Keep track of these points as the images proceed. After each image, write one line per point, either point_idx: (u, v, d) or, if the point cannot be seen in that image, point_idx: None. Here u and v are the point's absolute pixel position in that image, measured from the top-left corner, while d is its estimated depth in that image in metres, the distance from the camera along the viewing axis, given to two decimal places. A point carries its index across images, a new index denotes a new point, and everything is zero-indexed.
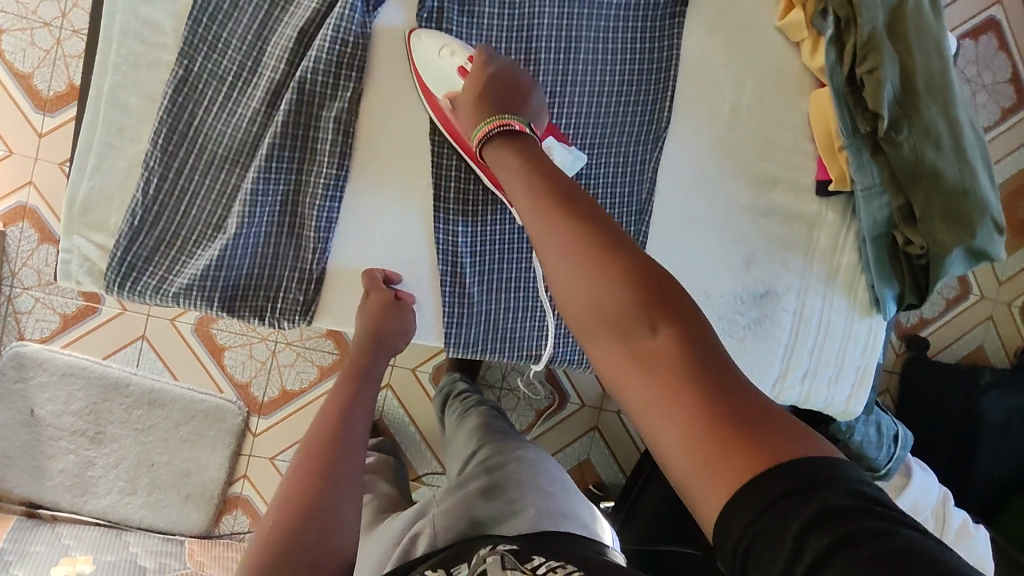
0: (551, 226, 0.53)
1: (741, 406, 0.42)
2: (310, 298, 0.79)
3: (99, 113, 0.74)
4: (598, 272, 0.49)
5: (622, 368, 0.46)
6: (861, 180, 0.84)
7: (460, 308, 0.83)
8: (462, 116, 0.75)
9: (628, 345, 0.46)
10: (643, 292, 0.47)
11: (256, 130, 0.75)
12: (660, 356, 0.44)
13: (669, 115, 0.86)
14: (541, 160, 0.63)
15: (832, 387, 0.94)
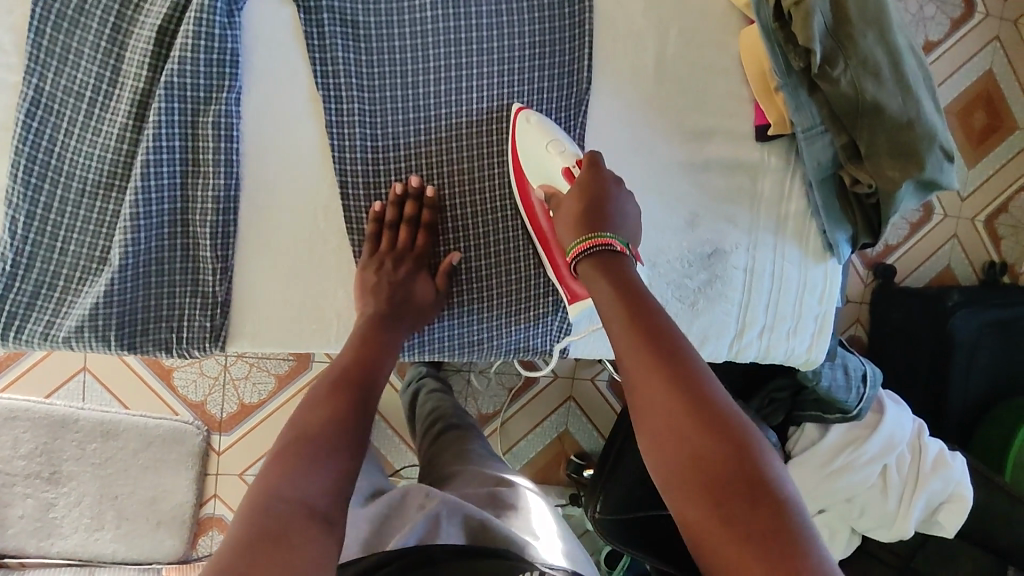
0: (662, 387, 0.58)
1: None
2: (218, 323, 0.72)
3: None
4: (696, 421, 0.55)
5: (701, 517, 0.52)
6: (799, 122, 0.78)
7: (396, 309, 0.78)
8: (559, 221, 0.74)
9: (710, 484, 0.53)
10: (753, 486, 0.52)
11: (127, 148, 0.67)
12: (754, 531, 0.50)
13: (589, 75, 0.79)
14: (645, 299, 0.65)
15: (791, 339, 0.91)
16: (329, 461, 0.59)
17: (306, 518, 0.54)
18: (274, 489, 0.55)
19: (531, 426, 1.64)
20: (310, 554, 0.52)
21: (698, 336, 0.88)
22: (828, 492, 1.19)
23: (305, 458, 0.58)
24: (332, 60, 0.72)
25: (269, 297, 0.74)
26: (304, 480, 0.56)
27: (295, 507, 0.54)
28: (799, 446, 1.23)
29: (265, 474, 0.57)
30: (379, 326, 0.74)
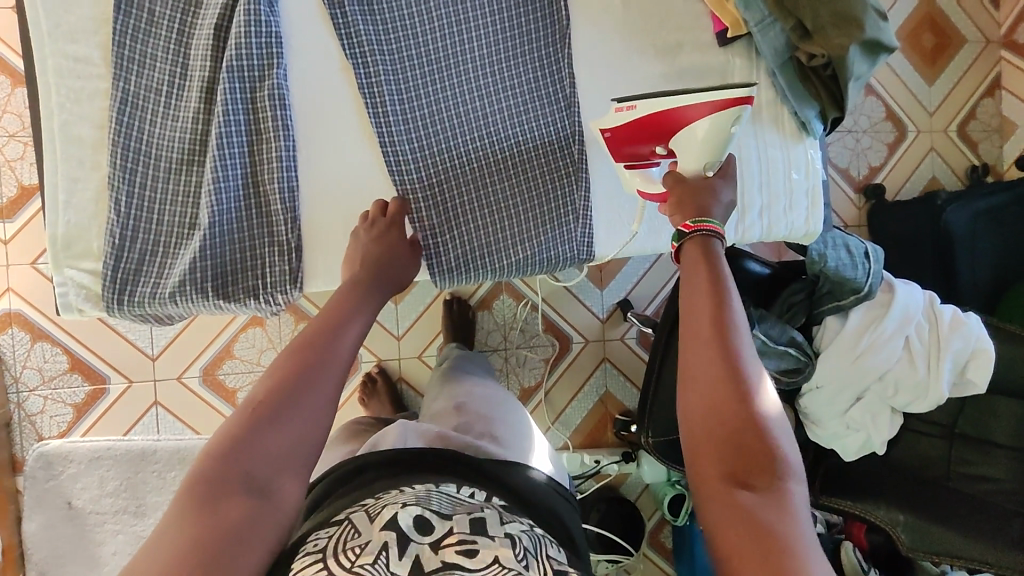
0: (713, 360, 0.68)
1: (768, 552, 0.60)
2: (296, 265, 0.84)
3: (57, 151, 0.78)
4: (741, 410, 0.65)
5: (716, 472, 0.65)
6: (751, 17, 0.93)
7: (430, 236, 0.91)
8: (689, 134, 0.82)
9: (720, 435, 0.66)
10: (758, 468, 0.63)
11: (201, 128, 0.81)
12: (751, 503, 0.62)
13: (566, 14, 0.93)
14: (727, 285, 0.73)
15: (789, 214, 1.01)
16: (292, 427, 0.67)
17: (253, 488, 0.64)
18: (238, 452, 0.65)
19: (572, 395, 1.72)
20: (241, 524, 0.62)
21: None
22: (860, 373, 1.27)
23: (267, 426, 0.66)
24: (357, 30, 0.86)
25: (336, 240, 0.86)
26: (264, 450, 0.65)
27: (245, 476, 0.64)
28: (825, 340, 1.31)
29: (232, 432, 0.66)
30: (363, 290, 0.79)
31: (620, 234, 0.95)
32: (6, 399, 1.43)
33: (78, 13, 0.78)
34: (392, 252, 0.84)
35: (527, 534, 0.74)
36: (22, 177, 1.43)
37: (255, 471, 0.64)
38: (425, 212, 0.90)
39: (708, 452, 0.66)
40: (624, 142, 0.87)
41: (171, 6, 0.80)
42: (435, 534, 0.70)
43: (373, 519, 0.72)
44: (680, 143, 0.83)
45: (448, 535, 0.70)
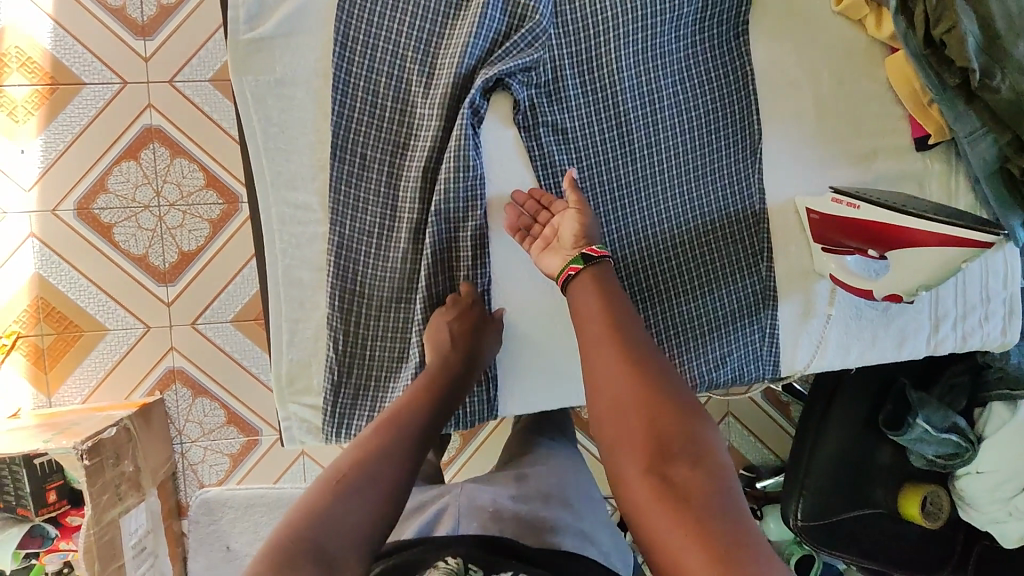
0: (615, 366, 0.67)
1: (722, 526, 0.54)
2: (493, 394, 0.88)
3: (280, 293, 0.83)
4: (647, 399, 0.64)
5: (638, 476, 0.60)
6: (961, 128, 0.86)
7: None
8: (919, 258, 0.78)
9: (661, 473, 0.59)
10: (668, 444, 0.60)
11: (411, 267, 0.84)
12: (690, 483, 0.58)
13: (759, 128, 0.90)
14: (618, 292, 0.75)
15: (984, 325, 0.96)
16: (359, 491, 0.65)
17: (325, 559, 0.59)
18: (315, 523, 0.61)
19: None
20: None
21: (897, 336, 0.95)
22: None
23: (343, 497, 0.64)
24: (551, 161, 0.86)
25: (532, 369, 0.89)
26: (339, 517, 0.63)
27: (314, 546, 0.60)
28: (990, 427, 1.27)
29: (307, 499, 0.64)
30: (444, 366, 0.80)
31: (806, 348, 0.93)
32: (172, 450, 1.54)
33: (297, 161, 0.82)
34: (480, 327, 0.83)
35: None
36: (181, 244, 1.51)
37: (330, 540, 0.61)
38: None
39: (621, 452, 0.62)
40: (843, 233, 0.83)
41: (381, 149, 0.83)
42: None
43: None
44: (893, 256, 0.80)
45: None
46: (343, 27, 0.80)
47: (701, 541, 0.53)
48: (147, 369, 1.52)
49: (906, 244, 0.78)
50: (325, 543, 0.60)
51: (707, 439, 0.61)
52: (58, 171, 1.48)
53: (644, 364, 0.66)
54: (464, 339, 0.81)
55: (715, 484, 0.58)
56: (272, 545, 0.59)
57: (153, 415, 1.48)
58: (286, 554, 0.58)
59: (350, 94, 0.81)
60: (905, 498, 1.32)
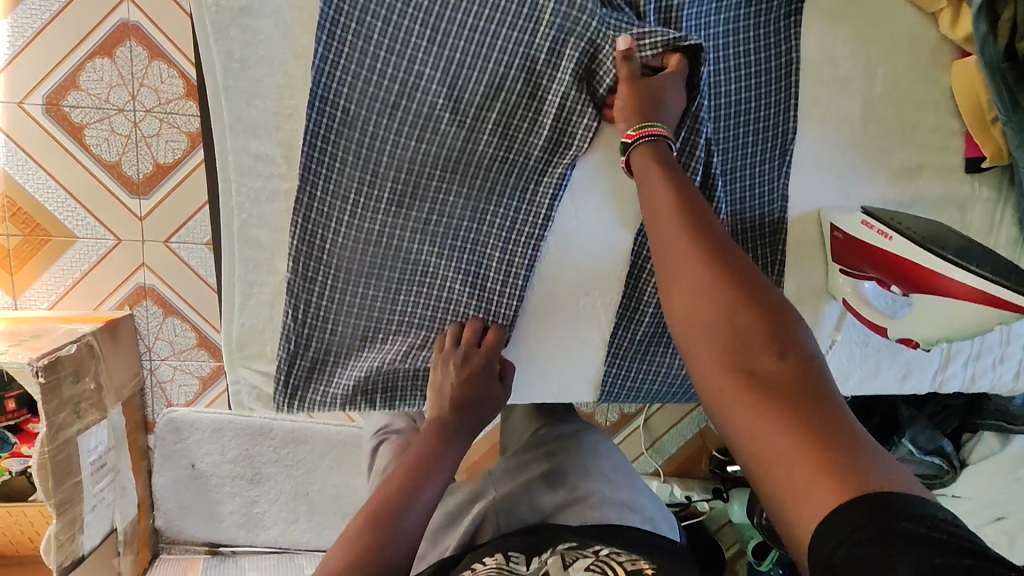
0: (687, 269, 0.58)
1: (828, 424, 0.46)
2: None
3: (235, 254, 0.75)
4: (725, 289, 0.55)
5: (722, 378, 0.52)
6: (1022, 156, 0.76)
7: (616, 366, 0.85)
8: (947, 310, 0.70)
9: (748, 369, 0.51)
10: (751, 333, 0.52)
11: (390, 239, 0.76)
12: (782, 377, 0.50)
13: (795, 127, 0.79)
14: (680, 176, 0.66)
15: (997, 368, 0.89)
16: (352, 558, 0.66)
17: None
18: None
19: (670, 425, 1.70)
20: None
21: (902, 367, 0.88)
22: (1011, 496, 1.20)
23: None
24: (661, 44, 0.73)
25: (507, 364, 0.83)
26: None
27: None
28: (975, 454, 1.23)
29: None
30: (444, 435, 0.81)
31: None
32: (140, 367, 1.50)
33: (262, 106, 0.72)
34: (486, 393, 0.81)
35: (596, 569, 0.64)
36: (156, 155, 1.42)
37: None
38: (623, 335, 0.83)
39: (701, 348, 0.54)
40: (868, 264, 0.74)
41: (370, 105, 0.73)
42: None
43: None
44: (915, 298, 0.72)
45: None
46: None
47: (811, 440, 0.46)
48: (116, 283, 1.47)
49: (936, 293, 0.70)
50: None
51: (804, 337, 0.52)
52: (24, 60, 1.35)
53: (722, 252, 0.57)
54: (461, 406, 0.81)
55: (815, 389, 0.49)
56: None
57: (121, 332, 1.43)
58: None
59: (338, 34, 0.70)
60: None
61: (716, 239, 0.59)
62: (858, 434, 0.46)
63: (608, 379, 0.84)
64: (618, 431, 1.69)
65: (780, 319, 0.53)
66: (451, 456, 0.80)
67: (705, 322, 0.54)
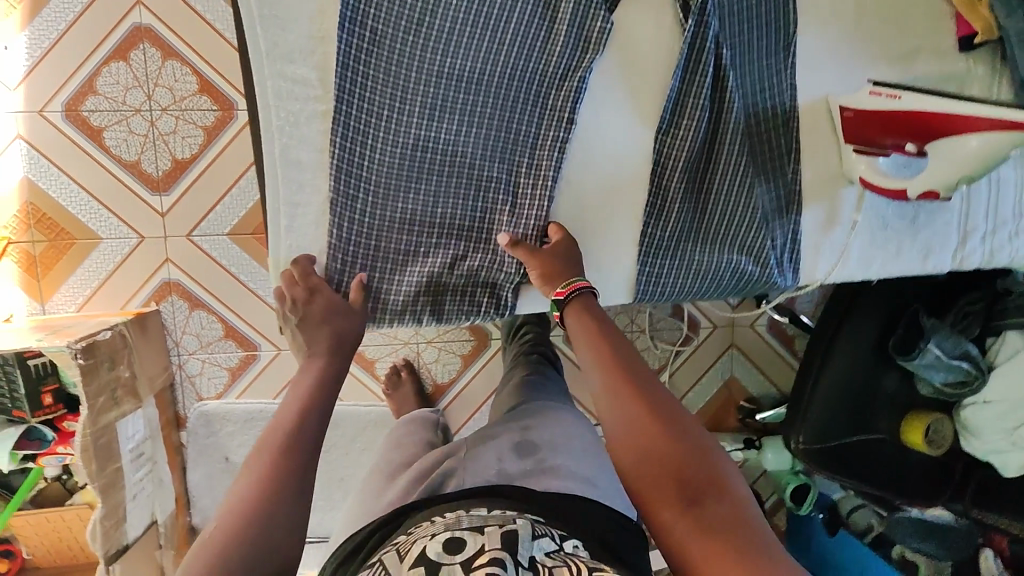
0: (632, 408, 0.68)
1: (756, 545, 0.58)
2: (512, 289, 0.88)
3: (279, 176, 0.79)
4: (664, 426, 0.66)
5: (672, 509, 0.62)
6: (1011, 24, 0.80)
7: (650, 265, 0.87)
8: (970, 145, 0.74)
9: (695, 509, 0.61)
10: (688, 471, 0.63)
11: (423, 155, 0.81)
12: (723, 516, 0.60)
13: (795, 19, 0.84)
14: (612, 326, 0.76)
15: (1014, 242, 0.92)
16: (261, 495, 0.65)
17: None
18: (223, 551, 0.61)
19: (696, 379, 1.70)
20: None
21: (923, 247, 0.91)
22: None
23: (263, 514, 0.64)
24: None
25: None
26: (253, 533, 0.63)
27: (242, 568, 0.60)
28: (1001, 357, 1.25)
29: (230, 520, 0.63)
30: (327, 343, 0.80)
31: (827, 257, 0.89)
32: (169, 361, 1.52)
33: (298, 33, 0.76)
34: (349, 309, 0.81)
35: (559, 557, 0.63)
36: (174, 151, 1.46)
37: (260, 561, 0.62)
38: (654, 233, 0.86)
39: (649, 481, 0.64)
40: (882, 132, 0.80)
41: (395, 25, 0.77)
42: (467, 550, 0.62)
43: (403, 557, 0.63)
44: (936, 146, 0.76)
45: (479, 544, 0.62)
46: None
47: (751, 567, 0.56)
48: (141, 280, 1.49)
49: (954, 131, 0.74)
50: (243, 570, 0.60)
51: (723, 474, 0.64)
52: (42, 69, 1.40)
53: (659, 395, 0.68)
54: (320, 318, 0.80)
55: (741, 516, 0.61)
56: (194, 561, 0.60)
57: (150, 326, 1.45)
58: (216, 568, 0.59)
59: None
60: (907, 425, 1.32)
61: (649, 382, 0.71)
62: (779, 550, 0.58)
63: (642, 280, 0.87)
64: None
65: (707, 460, 0.65)
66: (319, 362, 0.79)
67: (649, 458, 0.64)
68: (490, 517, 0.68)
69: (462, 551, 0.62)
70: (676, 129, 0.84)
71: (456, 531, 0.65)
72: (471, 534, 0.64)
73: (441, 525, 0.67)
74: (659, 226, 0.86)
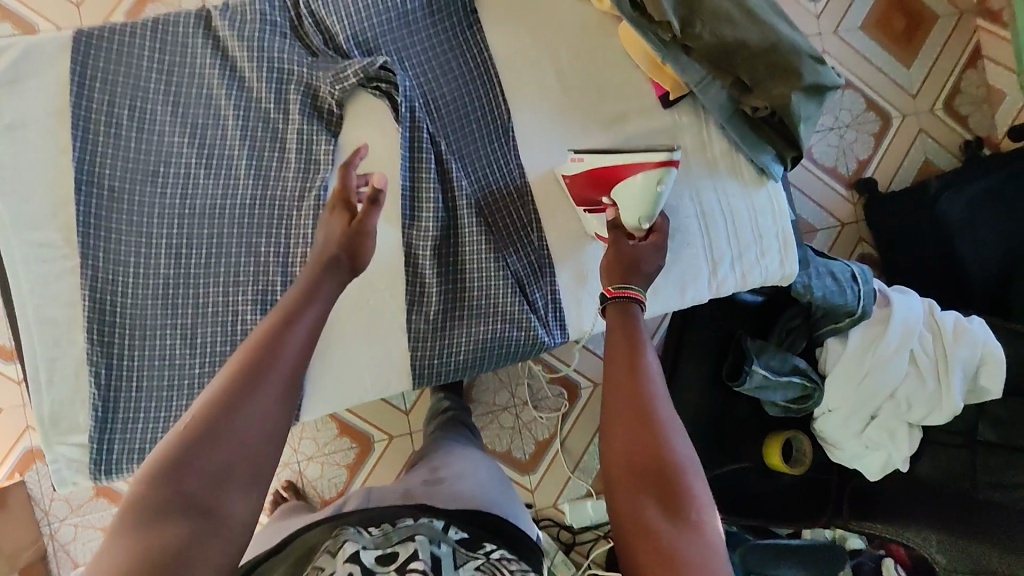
0: (623, 413, 0.69)
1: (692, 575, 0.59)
2: (293, 400, 0.87)
3: (33, 335, 0.81)
4: (654, 432, 0.67)
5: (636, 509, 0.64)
6: (689, 78, 0.91)
7: (423, 350, 0.91)
8: (636, 185, 0.87)
9: (659, 523, 0.62)
10: (667, 480, 0.65)
11: (175, 291, 0.85)
12: (668, 543, 0.61)
13: (504, 106, 0.94)
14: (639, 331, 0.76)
15: (761, 262, 1.00)
16: (263, 408, 0.62)
17: (189, 511, 0.56)
18: (185, 457, 0.58)
19: (588, 442, 1.71)
20: (184, 542, 0.54)
21: (677, 284, 0.98)
22: (868, 392, 1.25)
23: (206, 448, 0.58)
24: (363, 71, 0.87)
25: (320, 380, 0.88)
26: (205, 464, 0.58)
27: (186, 498, 0.56)
28: (828, 363, 1.29)
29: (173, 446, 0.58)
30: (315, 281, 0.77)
31: (591, 311, 0.95)
32: (39, 533, 1.47)
33: (37, 201, 0.83)
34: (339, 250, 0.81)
35: (487, 568, 0.70)
36: None
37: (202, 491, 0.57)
38: (420, 318, 0.91)
39: (626, 481, 0.66)
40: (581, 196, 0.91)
41: (130, 179, 0.84)
42: (398, 559, 0.68)
43: (336, 555, 0.69)
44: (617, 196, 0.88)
45: (410, 551, 0.68)
46: (79, 68, 0.84)
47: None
48: (3, 452, 1.47)
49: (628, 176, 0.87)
50: (213, 481, 0.58)
51: (698, 497, 0.64)
52: None
53: (656, 403, 0.69)
54: (339, 254, 0.80)
55: (700, 546, 0.61)
56: (149, 478, 0.56)
57: (11, 500, 1.41)
58: (159, 474, 0.56)
59: (92, 132, 0.84)
60: (767, 447, 1.34)
61: (657, 393, 0.70)
62: None
63: (417, 364, 0.91)
64: (538, 462, 1.69)
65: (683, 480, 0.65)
66: (312, 309, 0.74)
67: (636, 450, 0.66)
68: (418, 527, 0.74)
69: (396, 559, 0.68)
70: (417, 224, 0.90)
71: (387, 547, 0.70)
72: (399, 549, 0.70)
73: (372, 541, 0.71)
74: (421, 313, 0.91)
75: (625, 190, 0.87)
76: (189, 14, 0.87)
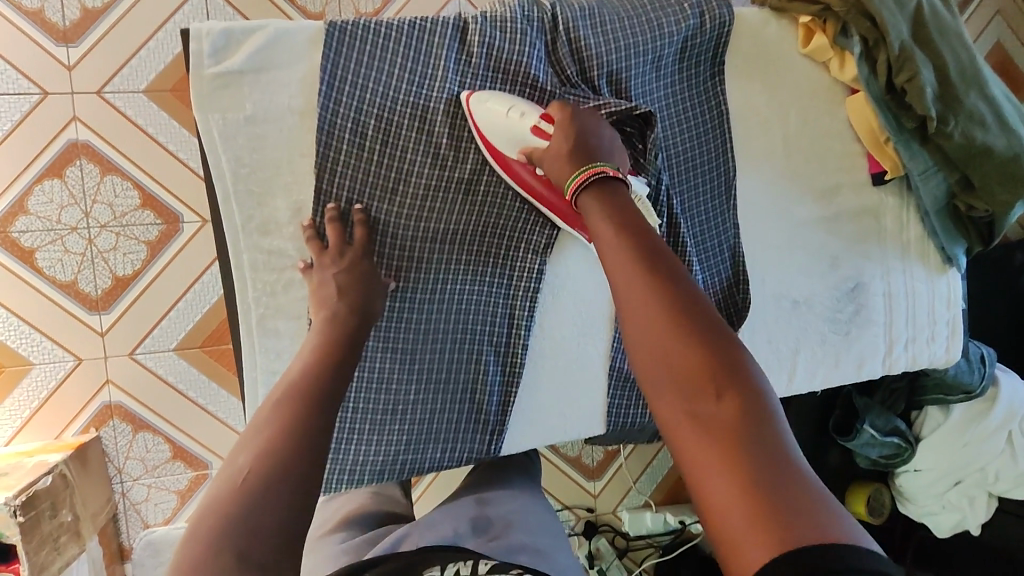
0: (641, 304, 0.55)
1: (782, 485, 0.43)
2: (501, 433, 0.88)
3: (255, 347, 0.79)
4: (679, 319, 0.53)
5: (684, 430, 0.48)
6: (914, 166, 0.91)
7: (623, 396, 0.92)
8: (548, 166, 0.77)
9: (704, 422, 0.47)
10: (712, 380, 0.49)
11: (397, 315, 0.83)
12: (726, 425, 0.47)
13: (733, 161, 0.92)
14: (628, 215, 0.64)
15: (930, 345, 1.04)
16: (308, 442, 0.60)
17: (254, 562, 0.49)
18: (242, 509, 0.52)
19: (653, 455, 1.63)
20: None
21: (856, 358, 1.02)
22: (961, 460, 1.31)
23: (264, 494, 0.54)
24: (616, 114, 0.83)
25: (526, 416, 0.89)
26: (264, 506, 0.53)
27: (243, 538, 0.50)
28: (926, 427, 1.33)
29: (212, 514, 0.52)
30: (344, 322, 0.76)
31: (778, 376, 0.99)
32: (111, 491, 1.36)
33: (272, 204, 0.77)
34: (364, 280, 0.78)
35: None
36: (115, 268, 1.28)
37: (253, 534, 0.51)
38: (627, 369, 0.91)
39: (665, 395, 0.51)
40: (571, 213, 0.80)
41: (368, 192, 0.79)
42: None
43: None
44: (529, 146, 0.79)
45: None
46: (328, 67, 0.76)
47: (750, 495, 0.43)
48: (77, 407, 1.32)
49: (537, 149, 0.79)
50: (262, 524, 0.52)
51: (730, 337, 0.52)
52: None
53: (676, 288, 0.55)
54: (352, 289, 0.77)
55: (771, 447, 0.45)
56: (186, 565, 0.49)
57: (89, 455, 1.30)
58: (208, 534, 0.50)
59: (335, 136, 0.77)
60: (851, 496, 1.43)
61: (684, 289, 0.55)
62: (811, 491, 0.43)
63: (615, 411, 0.92)
64: (605, 472, 1.60)
65: (721, 354, 0.50)
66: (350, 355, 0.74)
67: (654, 342, 0.53)
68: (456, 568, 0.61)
69: None
70: None
71: None
72: None
73: None
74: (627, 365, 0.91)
75: (526, 133, 0.78)
76: (443, 21, 0.80)
